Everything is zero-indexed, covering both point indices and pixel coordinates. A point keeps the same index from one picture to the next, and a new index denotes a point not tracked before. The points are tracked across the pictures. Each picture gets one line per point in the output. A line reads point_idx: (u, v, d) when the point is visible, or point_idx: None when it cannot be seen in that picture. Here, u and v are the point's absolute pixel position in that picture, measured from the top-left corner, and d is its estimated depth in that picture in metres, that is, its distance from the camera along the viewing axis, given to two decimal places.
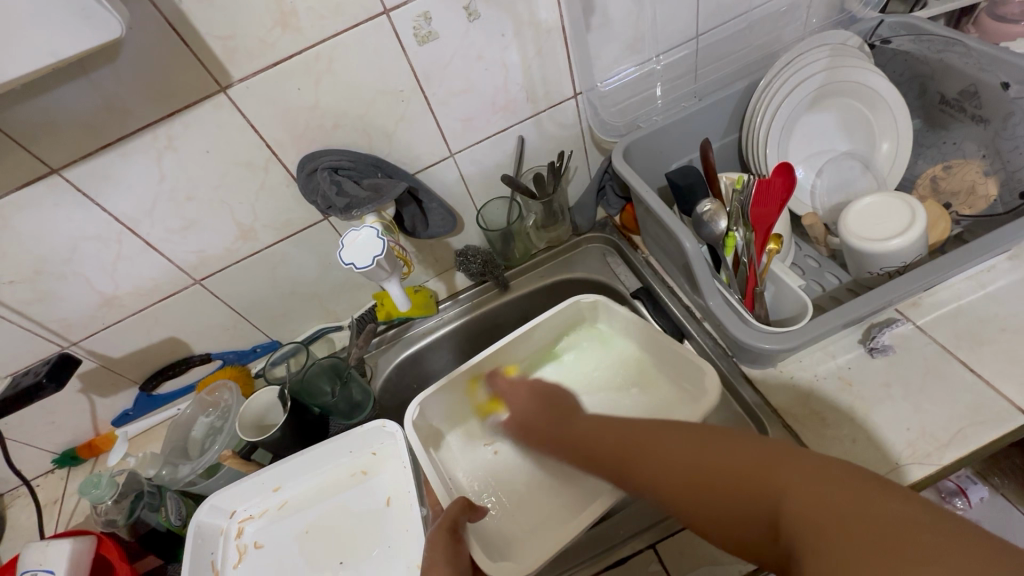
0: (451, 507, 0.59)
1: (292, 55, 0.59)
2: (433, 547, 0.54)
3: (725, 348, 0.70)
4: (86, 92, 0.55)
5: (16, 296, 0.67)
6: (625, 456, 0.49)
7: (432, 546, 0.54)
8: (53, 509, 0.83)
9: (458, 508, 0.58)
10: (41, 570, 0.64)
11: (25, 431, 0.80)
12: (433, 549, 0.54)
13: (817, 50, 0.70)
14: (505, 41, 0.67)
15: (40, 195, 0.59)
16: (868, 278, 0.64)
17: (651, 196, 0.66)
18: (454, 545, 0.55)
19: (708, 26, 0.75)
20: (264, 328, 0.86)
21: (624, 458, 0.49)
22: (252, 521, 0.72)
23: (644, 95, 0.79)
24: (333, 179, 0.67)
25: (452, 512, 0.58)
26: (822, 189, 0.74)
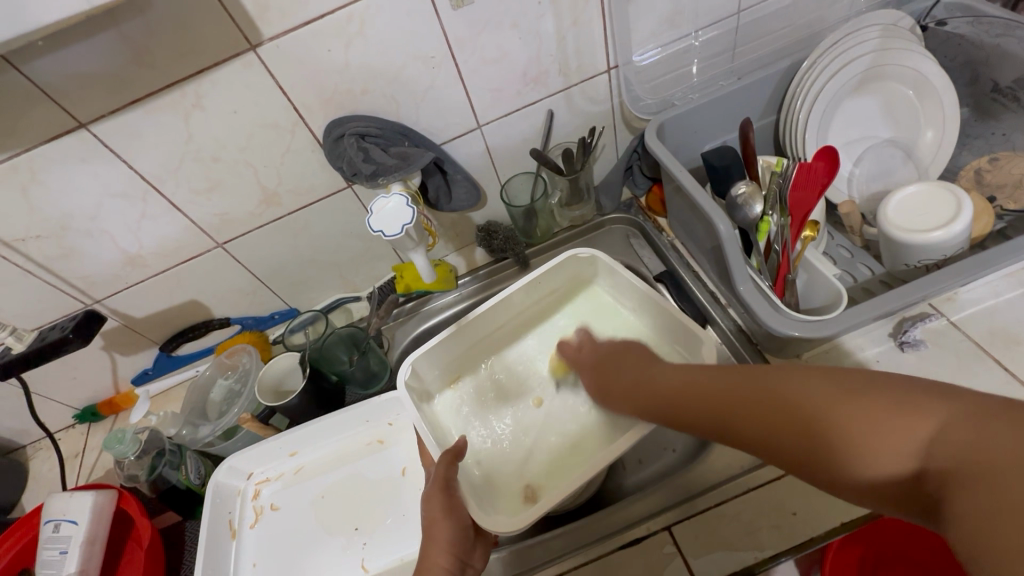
0: (438, 462, 0.58)
1: (324, 15, 0.58)
2: (430, 501, 0.54)
3: (749, 336, 0.69)
4: (116, 45, 0.54)
5: (42, 251, 0.67)
6: (687, 398, 0.46)
7: (429, 498, 0.55)
8: (75, 463, 0.85)
9: (448, 462, 0.57)
10: (64, 520, 0.66)
11: (48, 385, 0.81)
12: (431, 502, 0.54)
13: (867, 30, 0.67)
14: (542, 9, 0.65)
15: (68, 150, 0.59)
16: (903, 271, 0.62)
17: (684, 175, 0.65)
18: (449, 497, 0.55)
19: (751, 2, 0.72)
20: (283, 295, 0.86)
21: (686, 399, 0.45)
22: (268, 484, 0.73)
23: (679, 73, 0.76)
24: (360, 146, 0.66)
25: (441, 466, 0.57)
26: (861, 178, 0.71)
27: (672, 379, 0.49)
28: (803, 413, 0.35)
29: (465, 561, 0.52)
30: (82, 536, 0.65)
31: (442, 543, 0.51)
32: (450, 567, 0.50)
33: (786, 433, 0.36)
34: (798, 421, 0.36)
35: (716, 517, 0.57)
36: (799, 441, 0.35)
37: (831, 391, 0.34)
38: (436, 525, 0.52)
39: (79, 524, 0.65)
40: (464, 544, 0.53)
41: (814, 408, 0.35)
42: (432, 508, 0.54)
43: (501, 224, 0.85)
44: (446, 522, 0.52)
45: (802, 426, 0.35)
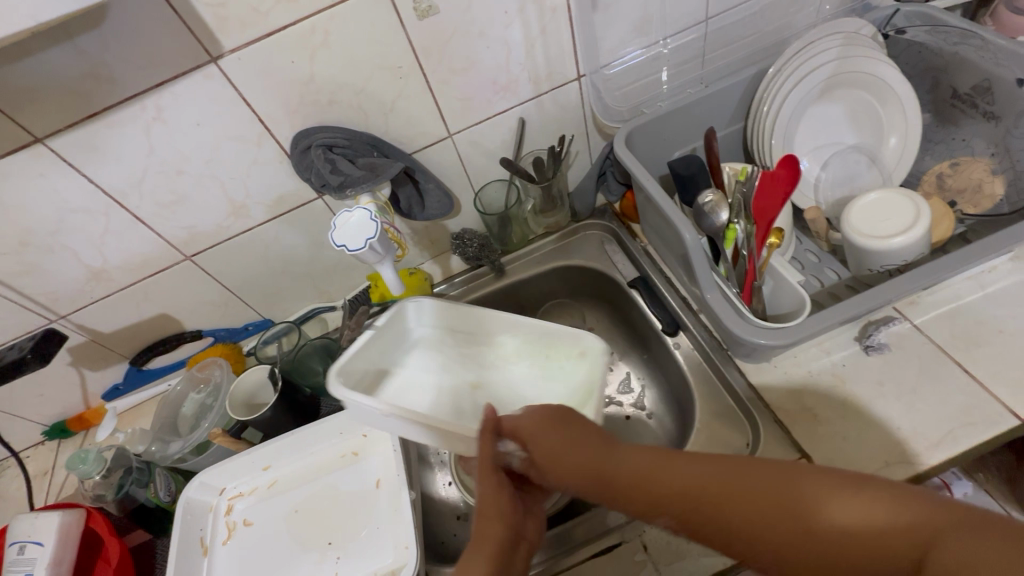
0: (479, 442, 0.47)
1: (287, 27, 0.57)
2: (485, 481, 0.46)
3: (719, 340, 0.70)
4: (72, 57, 0.52)
5: (2, 267, 0.66)
6: (643, 480, 0.40)
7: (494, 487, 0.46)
8: (43, 482, 0.83)
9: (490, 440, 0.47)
10: (29, 542, 0.64)
11: (13, 402, 0.80)
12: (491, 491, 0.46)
13: (828, 38, 0.67)
14: (508, 18, 0.65)
15: (26, 164, 0.58)
16: (868, 276, 0.63)
17: (652, 183, 0.65)
18: (500, 484, 0.47)
19: (718, 9, 0.72)
20: (256, 306, 0.85)
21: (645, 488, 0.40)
22: (242, 498, 0.72)
23: (649, 80, 0.77)
24: (327, 158, 0.66)
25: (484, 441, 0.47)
26: (827, 183, 0.72)
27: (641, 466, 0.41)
28: (783, 496, 0.36)
29: (520, 535, 0.46)
30: (48, 557, 0.64)
31: (495, 516, 0.44)
32: (507, 545, 0.43)
33: (773, 530, 0.35)
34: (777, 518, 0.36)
35: None
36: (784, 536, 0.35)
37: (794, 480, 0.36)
38: (490, 520, 0.44)
39: (44, 545, 0.64)
40: (511, 519, 0.45)
41: (802, 496, 0.35)
42: (488, 491, 0.46)
43: (475, 231, 0.84)
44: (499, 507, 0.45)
45: (781, 511, 0.36)
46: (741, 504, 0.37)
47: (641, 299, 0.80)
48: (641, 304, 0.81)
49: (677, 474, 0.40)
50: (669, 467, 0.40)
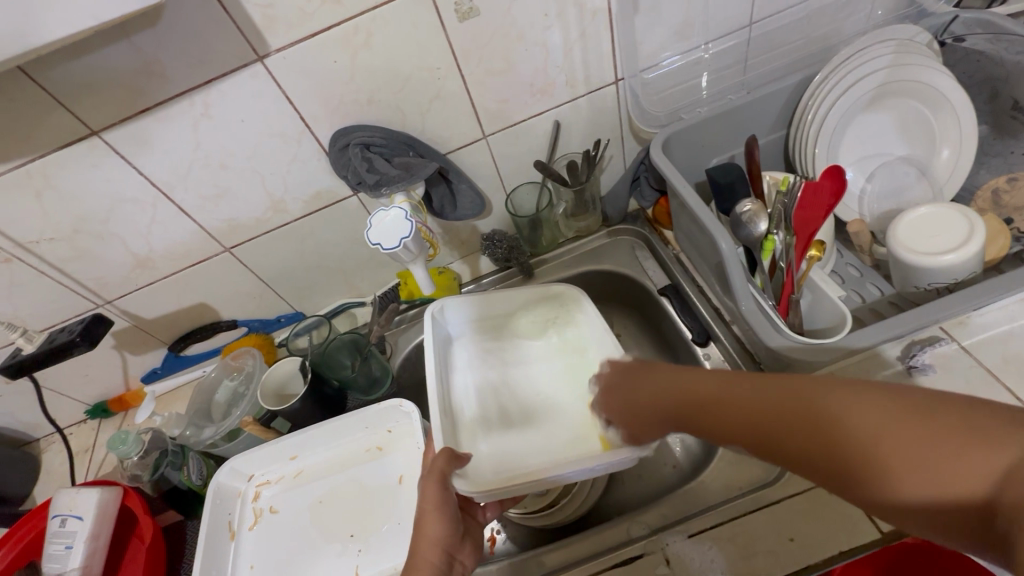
0: (437, 458, 0.56)
1: (331, 27, 0.58)
2: (425, 492, 0.54)
3: (752, 353, 0.69)
4: (128, 54, 0.54)
5: (56, 252, 0.69)
6: (703, 407, 0.43)
7: (437, 489, 0.54)
8: (85, 458, 0.87)
9: (445, 459, 0.56)
10: (70, 515, 0.67)
11: (61, 381, 0.84)
12: (438, 497, 0.54)
13: (880, 45, 0.65)
14: (548, 22, 0.65)
15: (82, 156, 0.60)
16: (913, 293, 0.61)
17: (689, 191, 0.64)
18: (446, 496, 0.54)
19: (763, 14, 0.71)
20: (289, 299, 0.87)
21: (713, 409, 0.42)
22: (268, 486, 0.74)
23: (688, 84, 0.75)
24: (364, 156, 0.67)
25: (439, 462, 0.56)
26: (872, 195, 0.70)
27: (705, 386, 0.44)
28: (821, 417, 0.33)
29: (454, 557, 0.53)
30: (87, 532, 0.66)
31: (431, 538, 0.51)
32: (438, 564, 0.51)
33: (807, 443, 0.34)
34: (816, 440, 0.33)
35: (711, 539, 0.57)
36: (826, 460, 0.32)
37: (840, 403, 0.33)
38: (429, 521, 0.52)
39: (84, 520, 0.67)
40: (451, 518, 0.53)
41: (842, 418, 0.32)
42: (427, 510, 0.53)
43: (505, 232, 0.85)
44: (438, 523, 0.52)
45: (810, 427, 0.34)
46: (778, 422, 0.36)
47: (672, 308, 0.79)
48: (671, 312, 0.79)
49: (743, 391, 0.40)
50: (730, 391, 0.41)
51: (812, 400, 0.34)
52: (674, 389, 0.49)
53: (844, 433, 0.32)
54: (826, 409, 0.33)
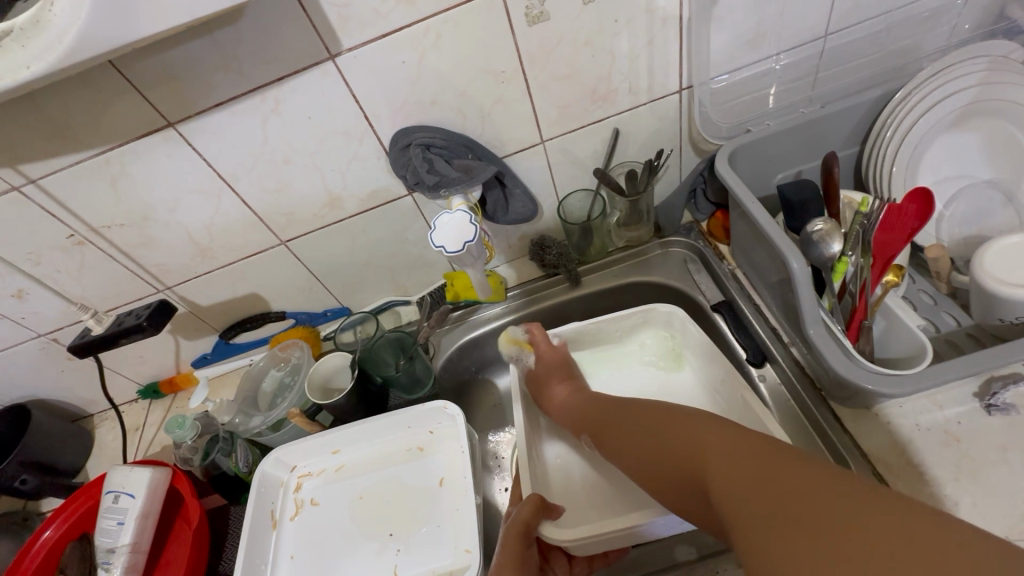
0: (523, 508, 0.56)
1: (401, 28, 0.58)
2: (505, 546, 0.53)
3: (812, 378, 0.65)
4: (208, 50, 0.56)
5: (124, 238, 0.71)
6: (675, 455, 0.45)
7: (514, 537, 0.53)
8: (135, 436, 0.90)
9: (530, 510, 0.56)
10: (123, 492, 0.69)
11: (119, 361, 0.87)
12: (514, 542, 0.53)
13: (971, 61, 0.62)
14: (617, 28, 0.64)
15: (156, 146, 0.62)
16: (996, 326, 0.57)
17: (757, 205, 0.61)
18: (524, 549, 0.53)
19: (841, 25, 0.68)
20: (337, 294, 0.88)
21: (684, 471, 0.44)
22: (310, 478, 0.75)
23: (755, 96, 0.73)
24: (425, 157, 0.67)
25: (524, 513, 0.56)
26: (952, 219, 0.66)
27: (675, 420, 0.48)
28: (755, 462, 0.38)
29: None
30: (138, 509, 0.68)
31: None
32: None
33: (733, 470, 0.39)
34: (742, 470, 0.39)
35: None
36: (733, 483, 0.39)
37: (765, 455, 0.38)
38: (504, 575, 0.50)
39: (135, 497, 0.69)
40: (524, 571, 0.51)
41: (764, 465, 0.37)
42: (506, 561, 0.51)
43: (555, 239, 0.85)
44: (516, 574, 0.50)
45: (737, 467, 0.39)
46: (744, 476, 0.37)
47: (725, 325, 0.76)
48: (724, 329, 0.77)
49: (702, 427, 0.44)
50: (698, 441, 0.43)
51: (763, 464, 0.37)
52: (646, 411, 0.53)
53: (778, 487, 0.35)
54: (780, 478, 0.35)
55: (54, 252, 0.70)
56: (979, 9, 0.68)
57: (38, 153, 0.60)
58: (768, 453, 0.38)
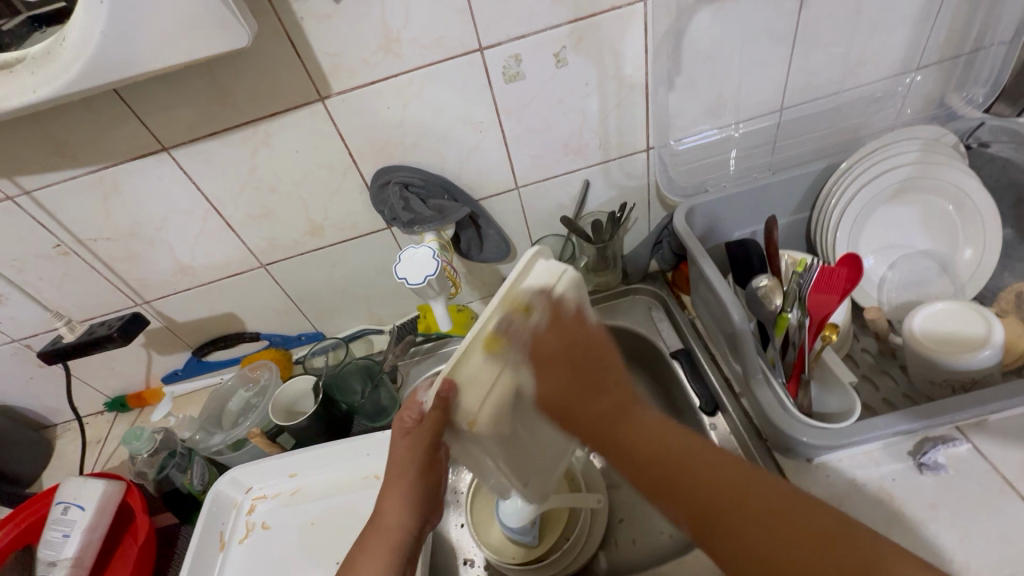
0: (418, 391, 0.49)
1: (388, 77, 0.64)
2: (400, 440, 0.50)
3: (758, 429, 0.66)
4: (206, 84, 0.60)
5: (109, 251, 0.74)
6: (580, 383, 0.47)
7: (410, 452, 0.49)
8: (95, 449, 0.90)
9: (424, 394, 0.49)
10: (73, 504, 0.69)
11: (89, 371, 0.88)
12: (411, 456, 0.49)
13: (906, 141, 0.68)
14: (588, 90, 0.70)
15: (149, 167, 0.66)
16: (927, 387, 0.60)
17: (707, 260, 0.66)
18: (428, 460, 0.49)
19: (794, 102, 0.74)
20: (312, 319, 0.90)
21: (592, 424, 0.46)
22: (264, 501, 0.75)
23: (717, 159, 0.79)
24: (402, 195, 0.72)
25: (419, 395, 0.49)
26: (892, 284, 0.70)
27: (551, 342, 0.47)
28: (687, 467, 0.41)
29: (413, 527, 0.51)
30: (85, 522, 0.68)
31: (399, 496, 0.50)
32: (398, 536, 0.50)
33: (670, 468, 0.41)
34: (668, 462, 0.42)
35: None
36: (654, 469, 0.42)
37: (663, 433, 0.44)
38: (386, 526, 0.50)
39: (85, 510, 0.69)
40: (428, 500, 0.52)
41: (686, 456, 0.41)
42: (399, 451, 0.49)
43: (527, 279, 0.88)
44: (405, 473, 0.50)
45: (666, 467, 0.42)
46: (667, 465, 0.42)
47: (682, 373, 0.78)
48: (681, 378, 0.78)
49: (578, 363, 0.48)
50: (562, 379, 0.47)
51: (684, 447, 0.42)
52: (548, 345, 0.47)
53: (692, 468, 0.41)
54: (696, 457, 0.41)
55: (39, 260, 0.73)
56: (919, 96, 0.75)
57: (36, 166, 0.64)
58: (696, 453, 0.42)
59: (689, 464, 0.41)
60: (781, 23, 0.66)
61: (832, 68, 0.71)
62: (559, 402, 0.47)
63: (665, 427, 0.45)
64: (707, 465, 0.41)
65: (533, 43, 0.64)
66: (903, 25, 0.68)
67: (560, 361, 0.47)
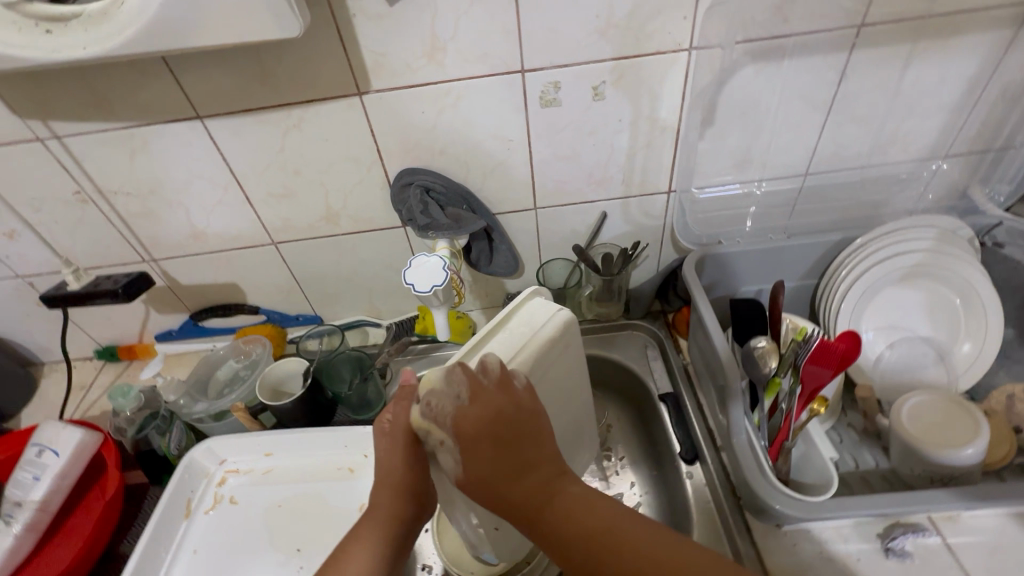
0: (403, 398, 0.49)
1: (428, 84, 0.65)
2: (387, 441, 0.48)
3: (733, 486, 0.66)
4: (249, 62, 0.61)
5: (126, 206, 0.75)
6: (507, 461, 0.44)
7: (392, 456, 0.48)
8: (78, 394, 0.90)
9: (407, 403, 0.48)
10: (49, 449, 0.69)
11: (86, 317, 0.89)
12: (393, 460, 0.48)
13: (922, 228, 0.69)
14: (620, 126, 0.70)
15: (180, 132, 0.67)
16: (907, 474, 0.60)
17: (709, 312, 0.67)
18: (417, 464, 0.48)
19: (820, 170, 0.75)
20: (313, 303, 0.91)
21: (518, 505, 0.43)
22: (235, 475, 0.75)
23: (735, 212, 0.79)
24: (422, 199, 0.72)
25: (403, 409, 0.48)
26: (889, 364, 0.71)
27: (485, 407, 0.44)
28: (612, 545, 0.41)
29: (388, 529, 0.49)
30: (57, 469, 0.68)
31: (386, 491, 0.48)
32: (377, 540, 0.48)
33: (590, 552, 0.41)
34: (591, 543, 0.42)
35: None
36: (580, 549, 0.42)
37: (591, 519, 0.43)
38: (370, 526, 0.49)
39: (59, 457, 0.69)
40: (417, 500, 0.50)
41: (614, 538, 0.41)
42: (383, 452, 0.48)
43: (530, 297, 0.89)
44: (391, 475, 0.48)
45: (593, 544, 0.42)
46: (589, 545, 0.42)
47: (667, 416, 0.78)
48: (665, 420, 0.78)
49: (512, 422, 0.44)
50: (498, 434, 0.44)
51: (607, 535, 0.42)
52: (484, 406, 0.44)
53: (618, 550, 0.41)
54: (621, 540, 0.41)
55: (57, 203, 0.74)
56: (943, 184, 0.76)
57: (70, 114, 0.65)
58: (620, 531, 0.42)
59: (615, 542, 0.41)
60: (819, 92, 0.67)
61: (862, 144, 0.72)
62: (497, 449, 0.43)
63: (598, 499, 0.44)
64: (632, 544, 0.41)
65: (574, 73, 0.65)
66: (937, 113, 0.69)
67: (507, 400, 0.44)
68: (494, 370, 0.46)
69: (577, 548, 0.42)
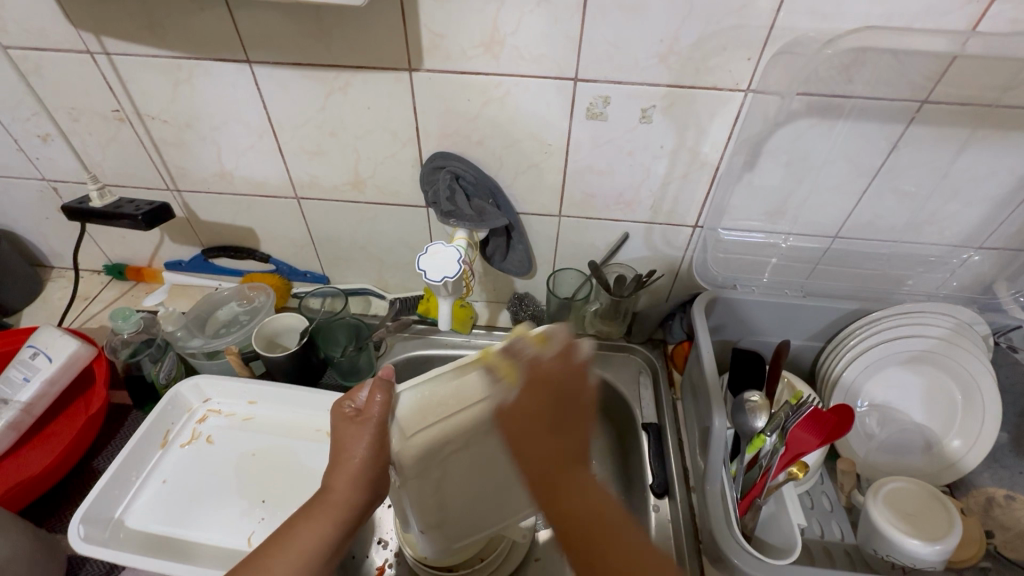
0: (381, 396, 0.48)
1: (478, 74, 0.64)
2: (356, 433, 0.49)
3: (696, 530, 0.67)
4: (307, 17, 0.61)
5: (160, 133, 0.75)
6: (522, 444, 0.46)
7: (356, 445, 0.49)
8: (81, 304, 0.92)
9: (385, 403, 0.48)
10: (43, 353, 0.70)
11: (102, 232, 0.90)
12: (358, 449, 0.49)
13: (939, 316, 0.68)
14: (660, 153, 0.70)
15: (227, 72, 0.67)
16: (871, 555, 0.60)
17: (709, 354, 0.67)
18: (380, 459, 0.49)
19: (849, 236, 0.74)
20: (324, 263, 0.92)
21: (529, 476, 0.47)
22: (216, 415, 0.77)
23: (757, 260, 0.79)
24: (451, 185, 0.72)
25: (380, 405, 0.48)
26: (875, 442, 0.71)
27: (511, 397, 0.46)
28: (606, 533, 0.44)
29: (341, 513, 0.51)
30: (48, 375, 0.69)
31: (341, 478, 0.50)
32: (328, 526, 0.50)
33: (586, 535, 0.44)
34: (588, 530, 0.44)
35: None
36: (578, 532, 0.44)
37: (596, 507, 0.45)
38: (326, 508, 0.50)
39: (51, 363, 0.70)
40: (372, 488, 0.52)
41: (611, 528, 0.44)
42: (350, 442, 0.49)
43: (536, 301, 0.90)
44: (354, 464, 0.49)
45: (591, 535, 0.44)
46: (586, 530, 0.44)
47: (645, 445, 0.78)
48: (643, 449, 0.78)
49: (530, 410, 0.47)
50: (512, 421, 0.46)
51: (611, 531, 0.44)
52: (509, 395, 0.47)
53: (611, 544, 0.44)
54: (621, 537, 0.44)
55: (94, 117, 0.74)
56: (971, 275, 0.75)
57: (123, 33, 0.65)
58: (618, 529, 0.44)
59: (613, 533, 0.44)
60: (866, 159, 0.66)
61: (897, 218, 0.71)
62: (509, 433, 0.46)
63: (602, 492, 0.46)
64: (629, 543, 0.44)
65: (626, 92, 0.64)
66: (981, 205, 0.67)
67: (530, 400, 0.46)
68: (498, 377, 0.47)
69: (576, 531, 0.45)
